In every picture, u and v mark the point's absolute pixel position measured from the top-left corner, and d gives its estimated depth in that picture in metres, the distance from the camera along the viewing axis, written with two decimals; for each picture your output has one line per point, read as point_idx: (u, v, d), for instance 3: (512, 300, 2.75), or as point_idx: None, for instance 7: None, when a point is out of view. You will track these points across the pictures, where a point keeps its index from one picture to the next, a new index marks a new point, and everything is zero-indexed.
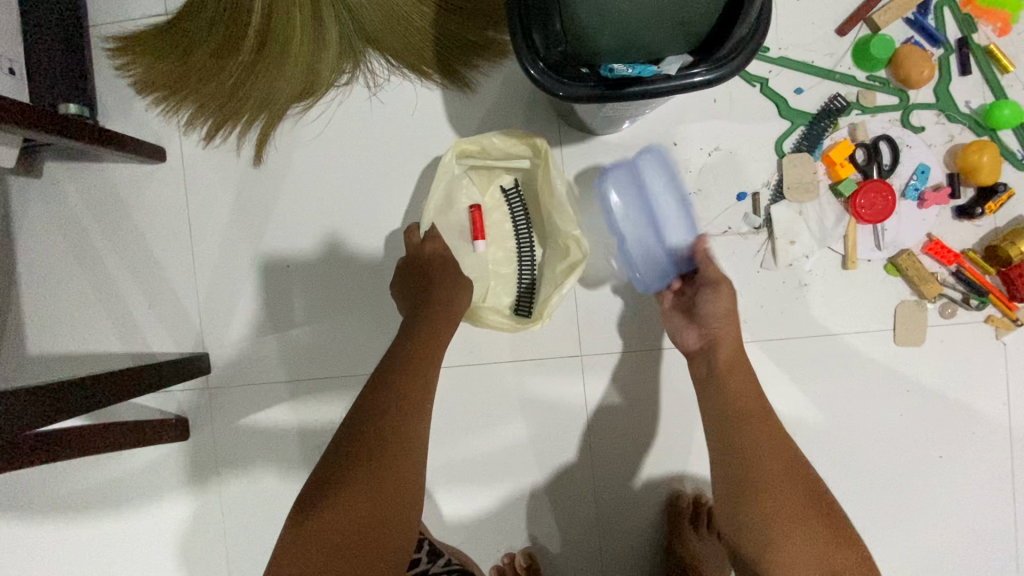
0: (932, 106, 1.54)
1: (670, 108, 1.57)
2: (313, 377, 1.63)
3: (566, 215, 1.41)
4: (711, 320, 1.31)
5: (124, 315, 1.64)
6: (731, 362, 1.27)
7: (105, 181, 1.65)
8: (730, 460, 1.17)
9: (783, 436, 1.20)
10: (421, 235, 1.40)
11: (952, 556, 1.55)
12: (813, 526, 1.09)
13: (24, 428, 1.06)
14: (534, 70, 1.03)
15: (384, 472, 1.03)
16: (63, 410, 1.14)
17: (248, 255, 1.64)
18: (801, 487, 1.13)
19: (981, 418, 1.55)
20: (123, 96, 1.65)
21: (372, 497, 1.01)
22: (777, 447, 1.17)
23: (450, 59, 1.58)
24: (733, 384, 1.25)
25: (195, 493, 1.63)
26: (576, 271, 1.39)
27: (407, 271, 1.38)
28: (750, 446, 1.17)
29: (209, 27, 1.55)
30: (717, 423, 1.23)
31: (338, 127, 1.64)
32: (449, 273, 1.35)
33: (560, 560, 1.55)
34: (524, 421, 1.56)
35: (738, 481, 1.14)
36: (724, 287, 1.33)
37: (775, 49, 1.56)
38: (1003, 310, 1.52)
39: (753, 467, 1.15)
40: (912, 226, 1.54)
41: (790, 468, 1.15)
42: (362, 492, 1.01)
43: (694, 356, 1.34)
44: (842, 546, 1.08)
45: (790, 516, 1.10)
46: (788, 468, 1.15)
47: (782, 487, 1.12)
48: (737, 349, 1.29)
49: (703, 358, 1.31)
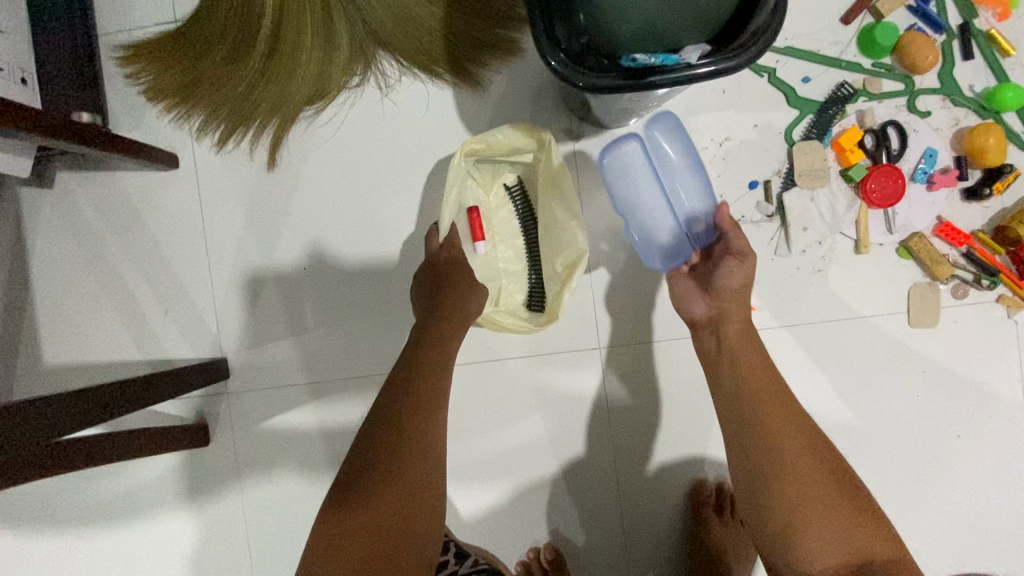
0: (937, 91, 1.57)
1: (679, 101, 1.60)
2: (338, 377, 1.67)
3: (569, 209, 1.45)
4: (724, 295, 1.30)
5: (148, 321, 1.68)
6: (740, 337, 1.28)
7: (125, 191, 1.69)
8: (750, 442, 1.15)
9: (799, 414, 1.18)
10: (440, 239, 1.43)
11: (972, 535, 1.57)
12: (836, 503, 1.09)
13: (49, 435, 1.09)
14: (554, 60, 1.03)
15: (408, 465, 1.05)
16: (85, 418, 1.16)
17: (269, 259, 1.68)
18: (824, 464, 1.12)
19: (996, 397, 1.58)
20: (136, 104, 1.69)
21: (397, 490, 1.03)
22: (795, 425, 1.16)
23: (460, 58, 1.62)
24: (744, 360, 1.24)
25: (224, 494, 1.66)
26: (580, 266, 1.45)
27: (425, 277, 1.39)
28: (768, 422, 1.15)
29: (219, 34, 1.61)
30: (733, 399, 1.21)
31: (351, 129, 1.68)
32: (467, 269, 1.38)
33: (585, 550, 1.58)
34: (546, 413, 1.59)
35: (756, 464, 1.13)
36: (749, 260, 1.30)
37: (781, 40, 1.59)
38: (1014, 289, 1.55)
39: (771, 448, 1.13)
40: (922, 209, 1.57)
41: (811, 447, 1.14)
42: (389, 483, 1.03)
43: (700, 330, 1.34)
44: (865, 522, 1.08)
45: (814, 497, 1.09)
46: (808, 446, 1.14)
47: (804, 469, 1.11)
48: (746, 323, 1.30)
49: (711, 333, 1.31)
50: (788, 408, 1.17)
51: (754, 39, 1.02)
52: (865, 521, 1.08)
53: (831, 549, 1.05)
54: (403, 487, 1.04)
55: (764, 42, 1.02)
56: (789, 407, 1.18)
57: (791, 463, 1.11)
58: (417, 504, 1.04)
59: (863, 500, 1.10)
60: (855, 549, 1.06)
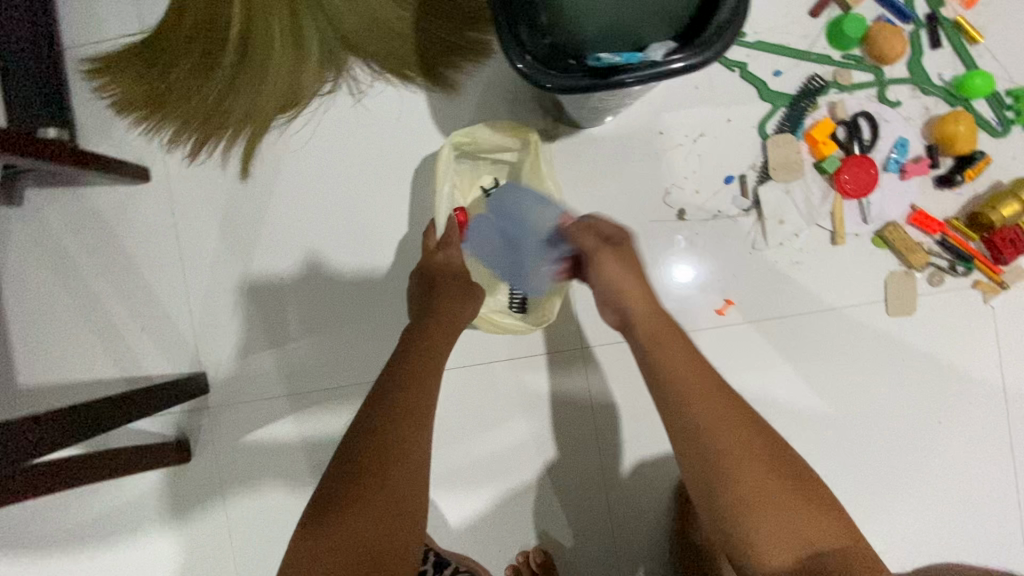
0: (906, 81, 1.58)
1: (653, 98, 1.60)
2: (320, 387, 1.65)
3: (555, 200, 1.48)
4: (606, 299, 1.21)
5: (123, 339, 1.65)
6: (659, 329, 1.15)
7: (95, 208, 1.66)
8: (688, 440, 1.03)
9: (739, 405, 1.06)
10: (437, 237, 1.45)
11: (957, 520, 1.58)
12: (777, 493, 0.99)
13: (24, 460, 1.06)
14: (521, 63, 1.02)
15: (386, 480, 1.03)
16: (59, 439, 1.14)
17: (244, 271, 1.66)
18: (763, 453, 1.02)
19: (975, 382, 1.59)
20: (101, 117, 1.64)
21: (376, 503, 1.01)
22: (725, 413, 1.03)
23: (432, 62, 1.62)
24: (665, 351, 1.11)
25: (206, 511, 1.64)
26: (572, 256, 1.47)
27: (417, 283, 1.37)
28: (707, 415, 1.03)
29: (187, 44, 1.61)
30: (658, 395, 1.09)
31: (323, 135, 1.65)
32: (457, 276, 1.35)
33: (574, 552, 1.58)
34: (530, 416, 1.58)
35: (694, 459, 1.02)
36: (603, 259, 1.21)
37: (751, 34, 1.59)
38: (989, 274, 1.57)
39: (705, 441, 1.01)
40: (896, 199, 1.58)
41: (743, 433, 1.02)
42: (364, 496, 1.01)
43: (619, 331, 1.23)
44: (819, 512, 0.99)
45: (755, 488, 0.98)
46: (739, 433, 1.02)
47: (743, 461, 1.00)
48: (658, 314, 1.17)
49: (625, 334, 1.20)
50: (712, 393, 1.05)
51: (720, 33, 1.01)
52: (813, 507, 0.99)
53: (788, 546, 0.96)
54: (381, 498, 1.02)
55: (729, 37, 1.01)
56: (716, 391, 1.06)
57: (725, 455, 1.00)
58: (393, 516, 1.02)
59: (809, 482, 1.02)
60: (806, 541, 0.96)
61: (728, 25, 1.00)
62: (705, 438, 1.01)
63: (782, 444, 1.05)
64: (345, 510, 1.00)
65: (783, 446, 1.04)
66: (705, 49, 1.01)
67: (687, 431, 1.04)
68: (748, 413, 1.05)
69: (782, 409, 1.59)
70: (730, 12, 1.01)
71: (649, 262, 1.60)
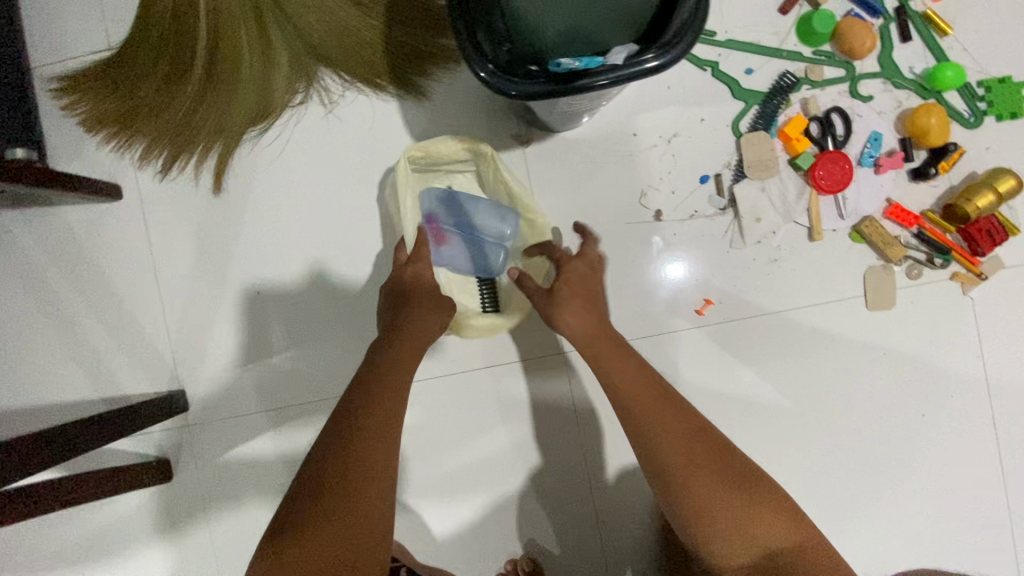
0: (878, 75, 1.58)
1: (625, 100, 1.60)
2: (301, 401, 1.63)
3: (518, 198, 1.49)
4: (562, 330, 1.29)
5: (98, 359, 1.63)
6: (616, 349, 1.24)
7: (66, 227, 1.64)
8: (647, 453, 1.10)
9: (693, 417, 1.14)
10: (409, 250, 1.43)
11: (944, 513, 1.58)
12: (726, 497, 1.04)
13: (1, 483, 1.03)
14: (484, 75, 1.01)
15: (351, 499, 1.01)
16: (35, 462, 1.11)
17: (220, 286, 1.64)
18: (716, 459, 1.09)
19: (958, 374, 1.59)
20: (71, 136, 1.62)
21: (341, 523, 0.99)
22: (674, 420, 1.12)
23: (403, 69, 1.60)
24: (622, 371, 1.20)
25: (189, 531, 1.62)
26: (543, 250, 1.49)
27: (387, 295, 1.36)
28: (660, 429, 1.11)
29: (155, 58, 1.59)
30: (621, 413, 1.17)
31: (296, 147, 1.63)
32: (428, 289, 1.35)
33: (562, 559, 1.57)
34: (513, 423, 1.57)
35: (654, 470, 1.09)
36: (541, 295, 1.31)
37: (721, 33, 1.59)
38: (967, 266, 1.56)
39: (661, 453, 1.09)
40: (871, 193, 1.58)
41: (690, 442, 1.09)
42: (328, 516, 0.99)
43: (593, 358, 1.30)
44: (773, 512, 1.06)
45: (703, 493, 1.05)
46: (686, 441, 1.09)
47: (694, 468, 1.07)
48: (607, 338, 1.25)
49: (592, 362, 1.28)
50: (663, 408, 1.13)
51: (681, 37, 1.00)
52: (761, 506, 1.05)
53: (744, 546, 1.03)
54: (343, 525, 0.99)
55: (691, 39, 1.00)
56: (666, 406, 1.15)
57: (681, 466, 1.07)
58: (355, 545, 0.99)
59: (755, 481, 1.08)
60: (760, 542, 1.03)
61: (688, 29, 1.00)
62: (656, 451, 1.09)
63: (729, 449, 1.11)
64: (306, 536, 0.97)
65: (728, 448, 1.11)
66: (666, 53, 1.00)
67: (644, 445, 1.12)
68: (697, 423, 1.13)
69: (765, 408, 1.58)
70: (690, 14, 1.00)
71: (628, 264, 1.59)
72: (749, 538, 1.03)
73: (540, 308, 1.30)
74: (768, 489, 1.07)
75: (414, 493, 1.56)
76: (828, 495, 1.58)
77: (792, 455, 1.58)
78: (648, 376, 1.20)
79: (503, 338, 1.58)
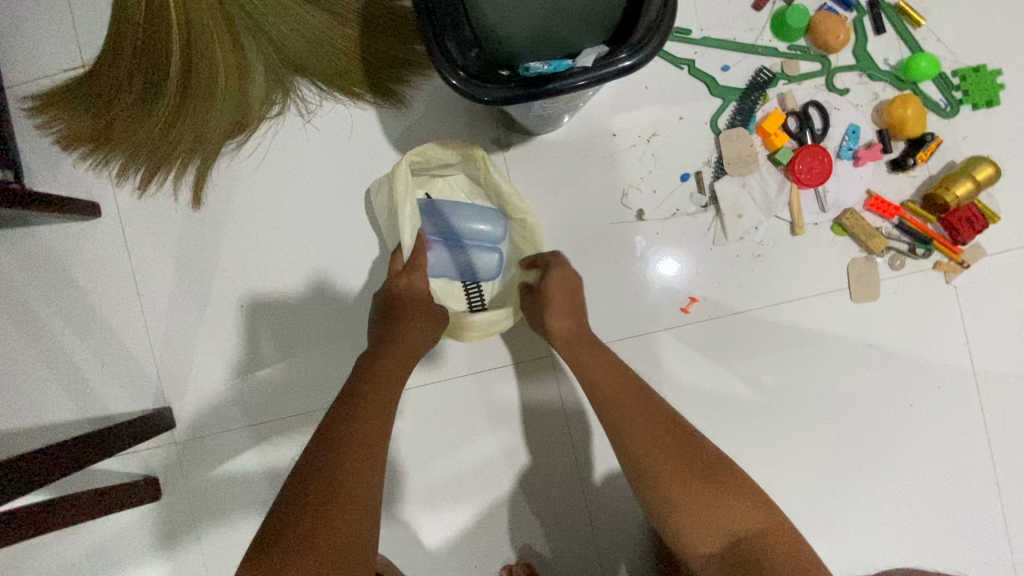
0: (853, 68, 1.59)
1: (603, 101, 1.60)
2: (289, 414, 1.62)
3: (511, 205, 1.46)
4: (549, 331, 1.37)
5: (80, 380, 1.61)
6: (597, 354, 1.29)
7: (42, 247, 1.61)
8: (620, 440, 1.15)
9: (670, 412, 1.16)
10: (403, 260, 1.41)
11: (935, 502, 1.58)
12: (691, 482, 1.06)
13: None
14: (454, 84, 1.00)
15: (335, 513, 0.99)
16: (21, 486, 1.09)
17: (203, 302, 1.62)
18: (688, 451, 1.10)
19: (943, 362, 1.60)
20: (47, 155, 1.61)
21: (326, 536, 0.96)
22: (648, 410, 1.16)
23: (380, 77, 1.59)
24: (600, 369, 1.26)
25: (178, 550, 1.60)
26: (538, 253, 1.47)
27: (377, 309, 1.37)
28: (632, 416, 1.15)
29: (128, 74, 1.56)
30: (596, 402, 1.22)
31: (275, 159, 1.63)
32: (412, 302, 1.35)
33: (556, 563, 1.56)
34: (502, 428, 1.57)
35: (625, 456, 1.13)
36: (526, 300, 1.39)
37: (696, 31, 1.59)
38: (948, 255, 1.57)
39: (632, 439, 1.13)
40: (851, 185, 1.58)
41: (657, 430, 1.12)
42: (309, 527, 0.96)
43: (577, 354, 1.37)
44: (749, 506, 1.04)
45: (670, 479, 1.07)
46: (653, 430, 1.12)
47: (662, 454, 1.09)
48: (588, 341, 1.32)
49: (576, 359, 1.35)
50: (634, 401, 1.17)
51: (650, 34, 0.99)
52: (729, 491, 1.05)
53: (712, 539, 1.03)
54: (329, 546, 0.95)
55: (660, 36, 0.99)
56: (639, 399, 1.18)
57: (649, 451, 1.10)
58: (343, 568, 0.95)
59: (724, 466, 1.09)
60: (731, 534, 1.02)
61: (656, 26, 0.99)
62: (624, 441, 1.13)
63: (700, 437, 1.13)
64: (287, 549, 0.94)
65: (698, 439, 1.12)
66: (635, 51, 0.99)
67: (616, 437, 1.15)
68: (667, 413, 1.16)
69: (754, 404, 1.58)
70: (657, 12, 0.99)
71: (611, 265, 1.59)
72: (717, 524, 1.03)
73: (530, 310, 1.38)
74: (738, 474, 1.07)
75: (405, 503, 1.55)
76: (820, 488, 1.58)
77: (783, 450, 1.58)
78: (625, 372, 1.24)
79: (489, 344, 1.57)
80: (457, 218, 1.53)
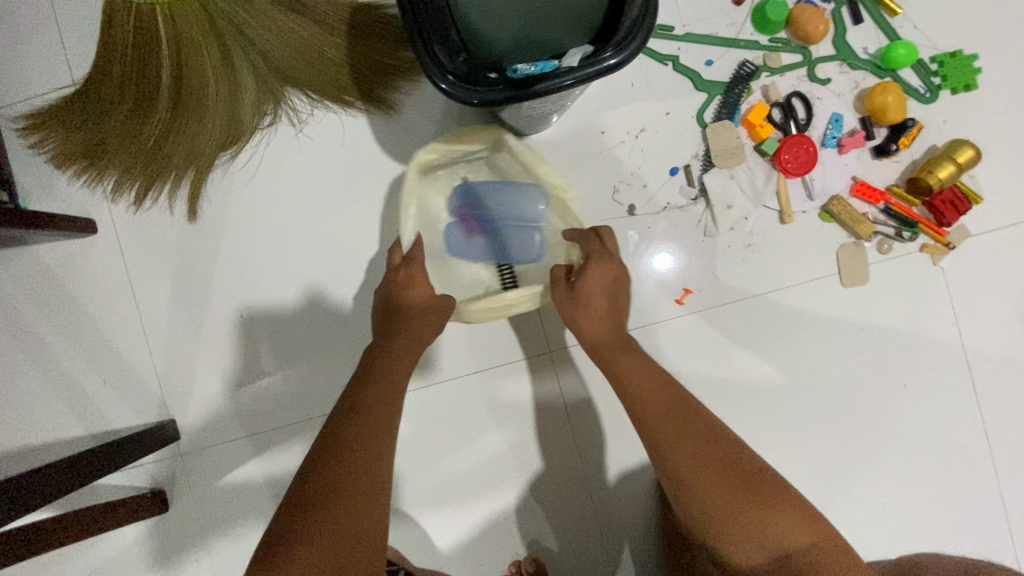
0: (833, 57, 1.62)
1: (590, 99, 1.62)
2: (292, 421, 1.63)
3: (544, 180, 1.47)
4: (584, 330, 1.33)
5: (83, 396, 1.62)
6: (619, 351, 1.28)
7: (40, 265, 1.62)
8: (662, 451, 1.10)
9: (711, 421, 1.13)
10: (403, 253, 1.41)
11: (932, 480, 1.61)
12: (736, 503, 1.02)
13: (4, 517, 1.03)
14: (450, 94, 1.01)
15: (347, 499, 1.01)
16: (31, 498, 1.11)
17: (202, 313, 1.64)
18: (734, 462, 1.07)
19: (934, 343, 1.63)
20: (41, 173, 1.62)
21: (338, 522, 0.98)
22: (689, 419, 1.12)
23: (370, 84, 1.61)
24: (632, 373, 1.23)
25: (186, 562, 1.61)
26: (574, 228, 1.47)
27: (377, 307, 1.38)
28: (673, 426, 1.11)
29: (120, 89, 1.57)
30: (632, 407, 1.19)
31: (269, 169, 1.64)
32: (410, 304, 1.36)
33: (563, 556, 1.58)
34: (505, 425, 1.58)
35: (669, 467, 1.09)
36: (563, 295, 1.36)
37: (679, 27, 1.62)
38: (935, 237, 1.60)
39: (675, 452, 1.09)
40: (837, 173, 1.62)
41: (701, 448, 1.08)
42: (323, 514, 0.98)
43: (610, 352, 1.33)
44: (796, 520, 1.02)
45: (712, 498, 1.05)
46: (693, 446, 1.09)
47: (709, 466, 1.06)
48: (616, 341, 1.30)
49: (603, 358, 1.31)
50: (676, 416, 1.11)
51: (629, 36, 1.02)
52: (774, 505, 1.02)
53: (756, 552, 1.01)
54: (344, 537, 0.97)
55: (642, 38, 1.02)
56: (681, 415, 1.13)
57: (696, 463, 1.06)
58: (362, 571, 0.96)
59: (766, 484, 1.04)
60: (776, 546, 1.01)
61: (637, 27, 1.02)
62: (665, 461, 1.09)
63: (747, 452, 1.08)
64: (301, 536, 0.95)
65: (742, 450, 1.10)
66: (618, 51, 1.02)
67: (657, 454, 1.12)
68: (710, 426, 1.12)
69: (751, 391, 1.61)
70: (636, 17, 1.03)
71: None
72: (761, 540, 1.01)
73: (560, 303, 1.36)
74: (779, 488, 1.04)
75: (411, 504, 1.57)
76: (818, 472, 1.61)
77: (781, 435, 1.61)
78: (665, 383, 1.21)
79: (488, 343, 1.59)
80: (494, 202, 1.54)
